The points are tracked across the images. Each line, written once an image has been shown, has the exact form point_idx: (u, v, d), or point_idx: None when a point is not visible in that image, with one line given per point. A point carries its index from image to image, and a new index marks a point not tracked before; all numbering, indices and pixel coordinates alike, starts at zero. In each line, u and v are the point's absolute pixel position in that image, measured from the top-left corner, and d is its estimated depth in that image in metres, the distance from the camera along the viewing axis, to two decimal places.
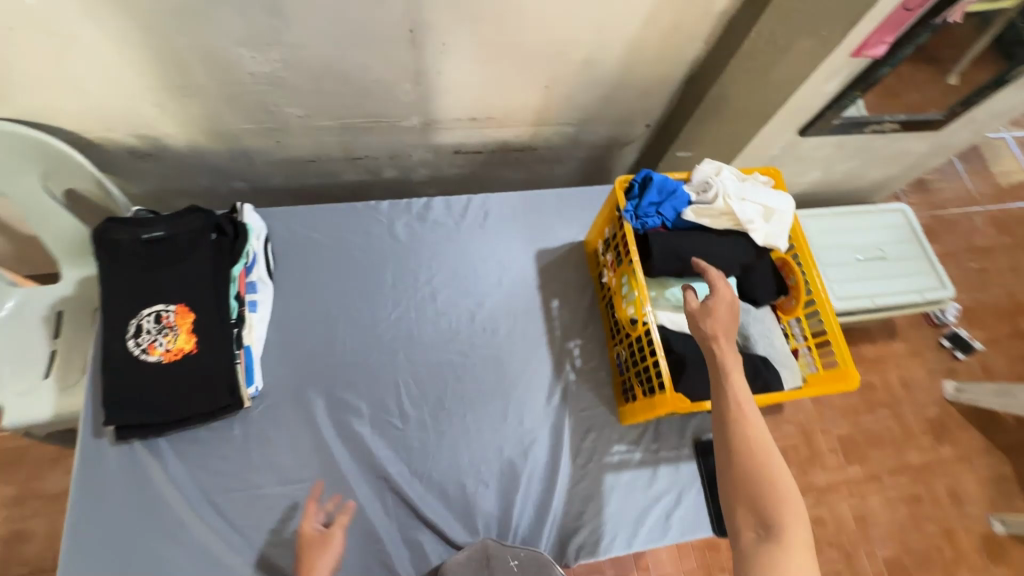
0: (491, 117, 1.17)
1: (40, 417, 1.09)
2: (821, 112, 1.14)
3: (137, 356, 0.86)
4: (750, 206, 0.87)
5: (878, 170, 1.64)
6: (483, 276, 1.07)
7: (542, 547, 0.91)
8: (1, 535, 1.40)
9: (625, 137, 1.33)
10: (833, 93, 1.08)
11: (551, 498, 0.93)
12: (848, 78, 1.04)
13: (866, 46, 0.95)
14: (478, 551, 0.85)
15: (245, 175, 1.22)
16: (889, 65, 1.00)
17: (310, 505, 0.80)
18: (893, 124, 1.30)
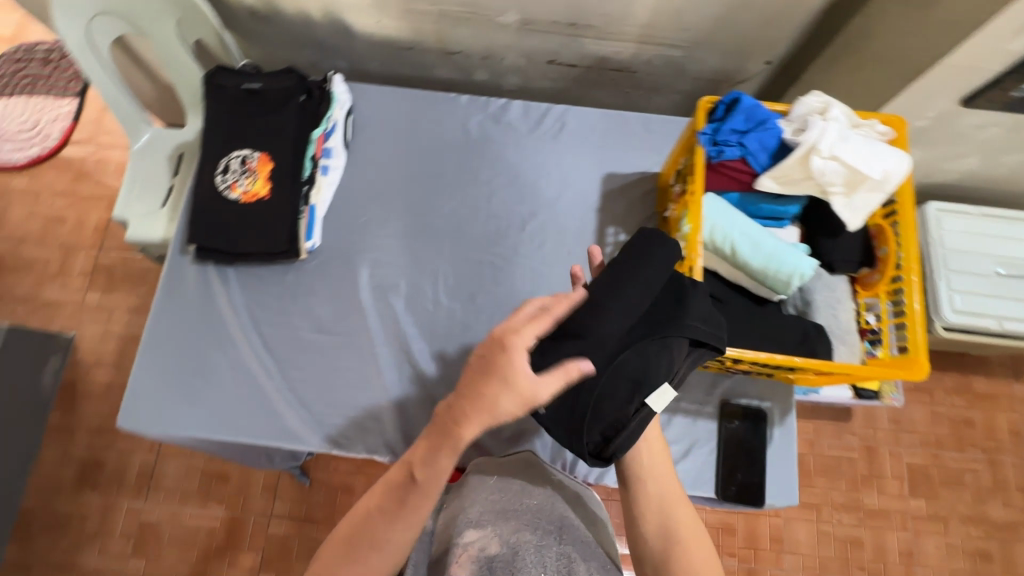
0: (592, 25, 1.10)
1: (153, 238, 1.29)
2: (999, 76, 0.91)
3: (221, 191, 0.96)
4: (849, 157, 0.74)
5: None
6: (543, 186, 1.05)
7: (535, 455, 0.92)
8: (123, 334, 1.71)
9: (738, 73, 1.19)
10: (1019, 55, 0.84)
11: None
12: None
13: None
14: (521, 459, 0.88)
15: (346, 54, 1.27)
16: None
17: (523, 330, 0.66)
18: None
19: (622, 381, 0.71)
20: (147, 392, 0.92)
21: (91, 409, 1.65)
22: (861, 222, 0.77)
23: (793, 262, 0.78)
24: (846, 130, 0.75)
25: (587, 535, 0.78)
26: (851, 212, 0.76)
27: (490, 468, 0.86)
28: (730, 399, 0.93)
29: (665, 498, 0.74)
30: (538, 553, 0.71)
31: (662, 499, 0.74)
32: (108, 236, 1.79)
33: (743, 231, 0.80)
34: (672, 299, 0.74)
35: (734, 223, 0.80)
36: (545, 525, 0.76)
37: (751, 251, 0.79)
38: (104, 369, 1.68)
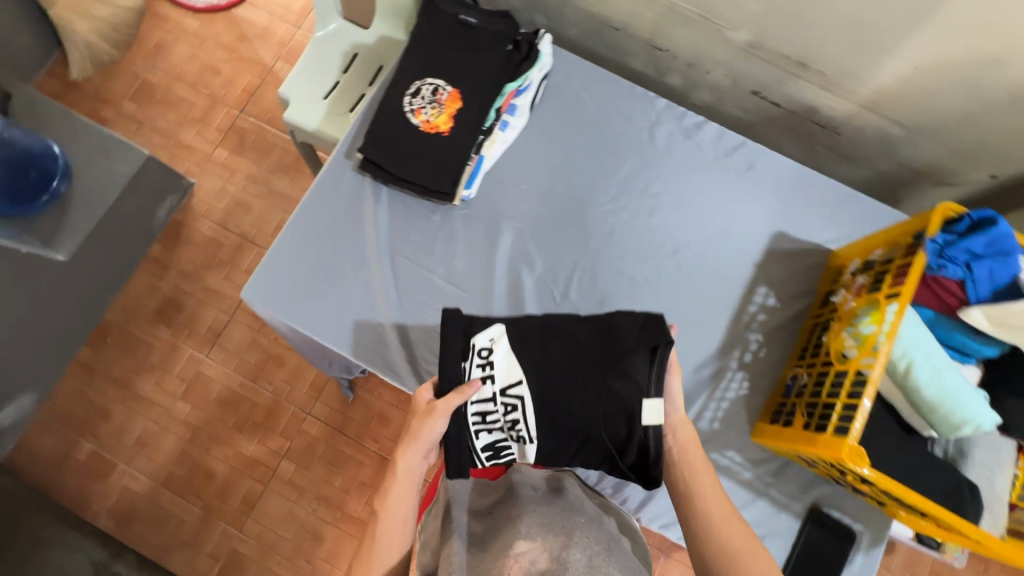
0: (824, 72, 1.01)
1: (307, 126, 1.31)
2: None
3: (405, 113, 0.95)
4: None
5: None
6: (708, 220, 0.99)
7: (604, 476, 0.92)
8: (235, 196, 1.78)
9: (950, 174, 1.08)
10: None
11: None
12: None
13: None
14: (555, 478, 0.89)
15: (550, 12, 1.23)
16: None
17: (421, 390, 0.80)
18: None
19: (614, 415, 0.74)
20: (277, 275, 0.95)
21: (187, 255, 1.75)
22: None
23: (971, 410, 0.71)
24: None
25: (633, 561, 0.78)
26: None
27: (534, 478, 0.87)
28: (822, 505, 0.88)
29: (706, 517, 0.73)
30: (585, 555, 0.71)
31: (705, 520, 0.73)
32: (251, 102, 1.85)
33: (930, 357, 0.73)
34: (603, 344, 0.76)
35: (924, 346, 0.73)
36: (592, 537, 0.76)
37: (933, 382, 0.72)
38: (209, 223, 1.76)
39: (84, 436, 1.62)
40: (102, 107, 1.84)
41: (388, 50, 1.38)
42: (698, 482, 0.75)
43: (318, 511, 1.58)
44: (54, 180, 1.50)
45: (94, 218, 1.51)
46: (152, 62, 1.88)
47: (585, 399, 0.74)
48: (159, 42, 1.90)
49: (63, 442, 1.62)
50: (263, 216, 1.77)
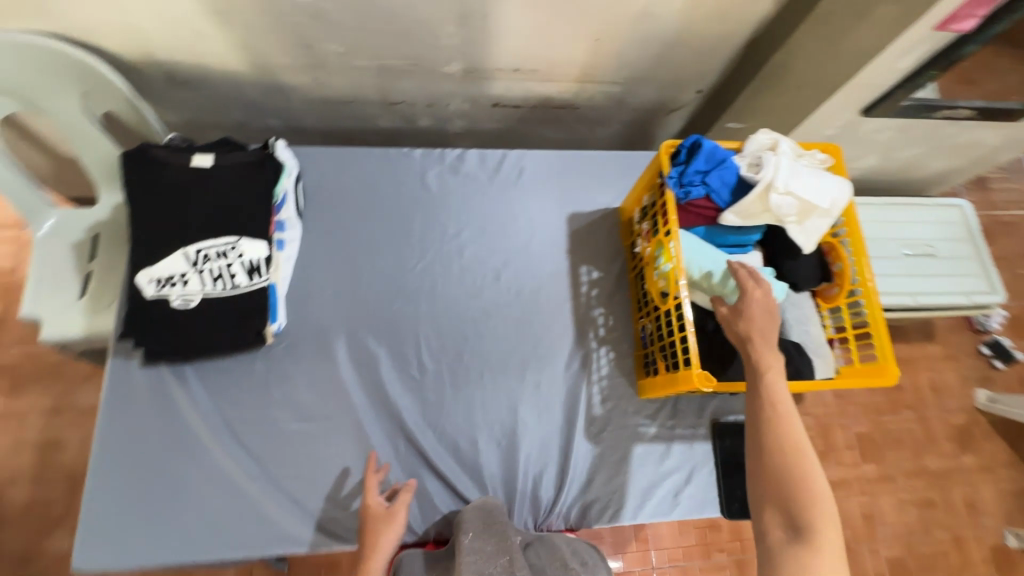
0: (535, 69, 1.12)
1: (73, 336, 1.13)
2: (889, 90, 1.00)
3: (159, 300, 0.85)
4: (793, 197, 0.80)
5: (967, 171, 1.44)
6: (511, 235, 1.05)
7: (517, 510, 0.91)
8: (40, 439, 1.49)
9: (672, 102, 1.26)
10: (908, 69, 0.94)
11: (569, 475, 0.92)
12: (926, 54, 0.90)
13: (953, 20, 0.83)
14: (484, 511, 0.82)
15: (279, 111, 1.20)
16: (977, 43, 0.86)
17: (370, 478, 0.85)
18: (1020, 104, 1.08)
19: None
20: (112, 521, 0.81)
21: (12, 534, 1.43)
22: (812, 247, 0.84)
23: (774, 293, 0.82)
24: (794, 164, 0.82)
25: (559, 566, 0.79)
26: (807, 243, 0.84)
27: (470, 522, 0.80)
28: (720, 418, 0.97)
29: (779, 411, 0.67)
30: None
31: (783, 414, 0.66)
32: (6, 331, 1.56)
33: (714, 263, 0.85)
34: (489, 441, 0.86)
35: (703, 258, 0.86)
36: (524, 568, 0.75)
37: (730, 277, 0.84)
38: (21, 484, 1.46)
39: None
40: None
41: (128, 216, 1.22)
42: (772, 385, 0.69)
43: None
44: None
45: None
46: None
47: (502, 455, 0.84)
48: None
49: None
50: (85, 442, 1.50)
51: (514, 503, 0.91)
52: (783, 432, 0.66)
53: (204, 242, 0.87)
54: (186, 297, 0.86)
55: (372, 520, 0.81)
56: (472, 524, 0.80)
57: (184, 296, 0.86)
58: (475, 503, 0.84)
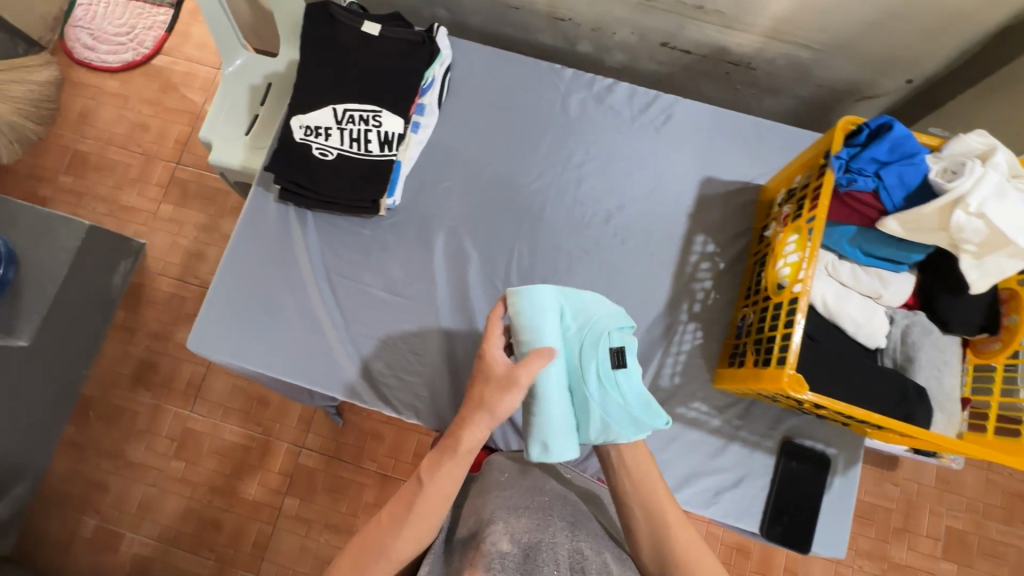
0: (720, 11, 1.00)
1: (232, 164, 1.30)
2: None
3: (301, 145, 0.94)
4: (986, 223, 0.66)
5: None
6: (635, 180, 0.99)
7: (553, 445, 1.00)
8: (189, 248, 1.77)
9: (869, 87, 1.08)
10: None
11: None
12: None
13: None
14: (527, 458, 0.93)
15: (450, 4, 1.22)
16: None
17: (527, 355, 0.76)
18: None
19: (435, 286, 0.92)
20: (222, 325, 0.95)
21: (152, 315, 1.74)
22: (980, 289, 0.71)
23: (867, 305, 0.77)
24: (1004, 184, 0.67)
25: (600, 531, 0.82)
26: (977, 282, 0.70)
27: (503, 466, 0.91)
28: (794, 437, 0.88)
29: (626, 460, 0.81)
30: (558, 548, 0.73)
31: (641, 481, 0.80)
32: (186, 151, 1.84)
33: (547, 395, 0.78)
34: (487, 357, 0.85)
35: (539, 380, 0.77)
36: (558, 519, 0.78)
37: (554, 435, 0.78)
38: (169, 279, 1.75)
39: (84, 512, 1.62)
40: (39, 186, 1.82)
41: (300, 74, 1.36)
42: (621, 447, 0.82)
43: (329, 540, 1.58)
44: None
45: (47, 296, 1.50)
46: (80, 131, 1.86)
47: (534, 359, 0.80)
48: (82, 110, 1.88)
49: (65, 524, 1.61)
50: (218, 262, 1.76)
51: None
52: (631, 478, 0.81)
53: (352, 106, 0.94)
54: (325, 150, 0.93)
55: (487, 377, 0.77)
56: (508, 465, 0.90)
57: (323, 147, 0.93)
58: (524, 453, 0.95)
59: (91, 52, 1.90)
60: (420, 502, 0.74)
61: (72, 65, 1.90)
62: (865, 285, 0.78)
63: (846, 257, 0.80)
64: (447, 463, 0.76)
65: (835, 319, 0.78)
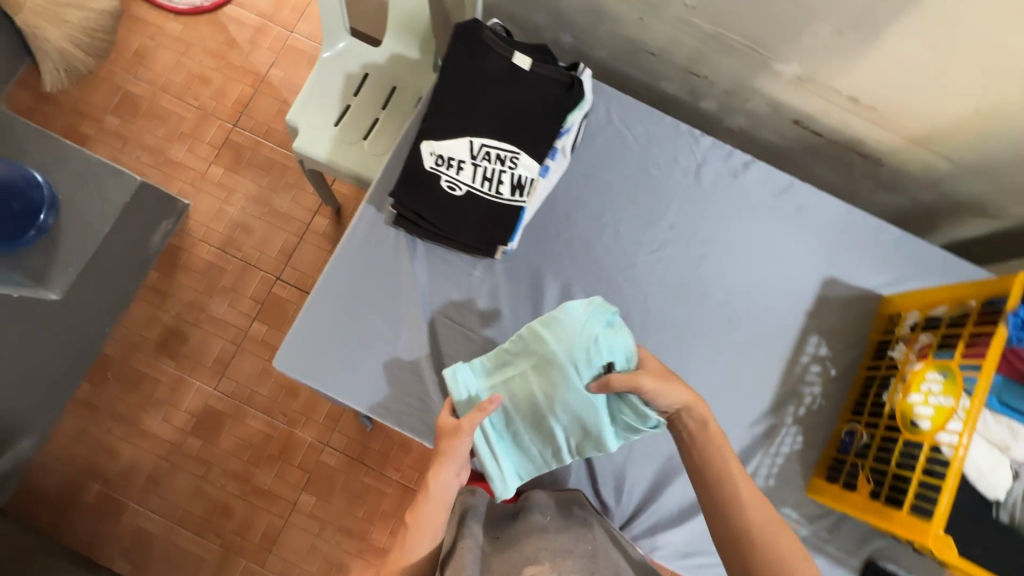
0: (875, 108, 0.97)
1: (317, 156, 1.22)
2: None
3: (430, 174, 0.87)
4: None
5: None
6: (756, 266, 0.96)
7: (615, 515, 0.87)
8: (235, 218, 1.68)
9: (994, 208, 1.06)
10: None
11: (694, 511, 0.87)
12: None
13: None
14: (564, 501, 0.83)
15: (579, 33, 1.15)
16: None
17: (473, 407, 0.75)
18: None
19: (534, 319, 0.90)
20: (314, 342, 0.89)
21: (187, 282, 1.65)
22: None
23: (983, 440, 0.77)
24: None
25: None
26: None
27: (543, 505, 0.81)
28: (878, 559, 0.88)
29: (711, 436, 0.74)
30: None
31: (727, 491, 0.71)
32: (246, 114, 1.73)
33: (531, 418, 0.79)
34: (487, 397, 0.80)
35: (487, 433, 0.79)
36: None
37: (558, 447, 0.80)
38: (209, 247, 1.66)
39: (90, 476, 1.55)
40: (82, 122, 1.70)
41: (400, 70, 1.28)
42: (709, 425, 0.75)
43: (340, 543, 1.55)
44: (41, 212, 1.39)
45: (88, 251, 1.41)
46: (134, 71, 1.74)
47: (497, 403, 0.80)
48: (139, 49, 1.75)
49: (67, 484, 1.55)
50: (264, 239, 1.67)
51: (639, 514, 0.87)
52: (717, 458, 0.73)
53: (488, 141, 0.88)
54: (454, 184, 0.87)
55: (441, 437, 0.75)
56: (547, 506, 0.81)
57: (452, 181, 0.87)
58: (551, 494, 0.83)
59: None
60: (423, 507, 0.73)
61: None
62: (995, 433, 0.77)
63: None
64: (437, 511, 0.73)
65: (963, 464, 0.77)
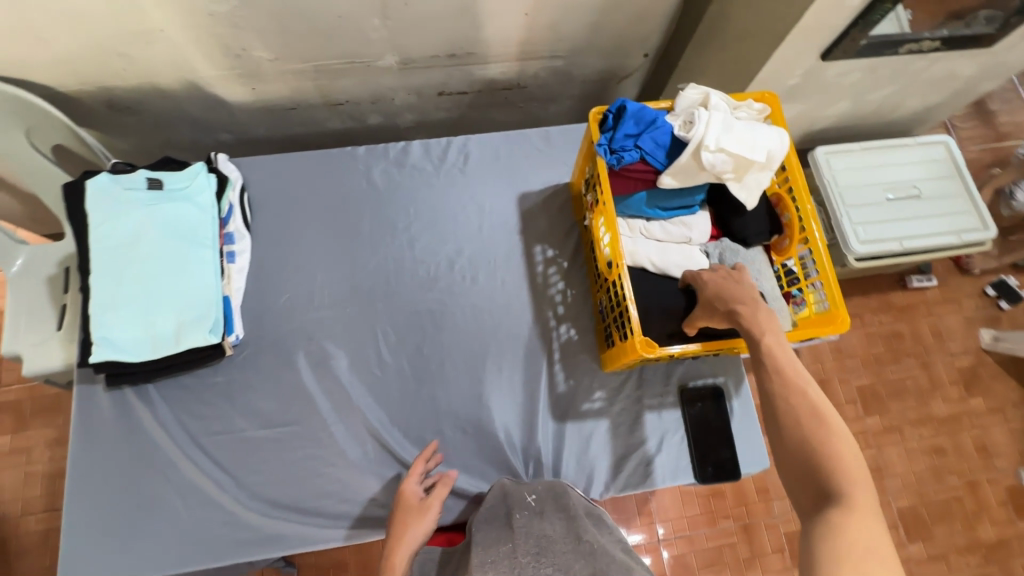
0: (472, 52, 1.10)
1: (56, 367, 1.14)
2: (845, 31, 0.99)
3: (107, 329, 0.84)
4: (727, 154, 0.78)
5: (948, 103, 1.45)
6: (462, 222, 1.04)
7: (459, 491, 0.91)
8: (48, 472, 1.52)
9: (622, 69, 1.24)
10: (858, 9, 0.93)
11: (527, 443, 0.93)
12: None
13: None
14: (497, 494, 0.87)
15: (230, 126, 1.21)
16: None
17: (415, 465, 0.87)
18: (987, 30, 1.10)
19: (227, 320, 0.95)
20: (91, 543, 0.84)
21: (29, 565, 1.45)
22: (752, 203, 0.83)
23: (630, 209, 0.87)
24: (728, 118, 0.80)
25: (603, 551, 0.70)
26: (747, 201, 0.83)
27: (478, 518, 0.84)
28: (688, 384, 0.96)
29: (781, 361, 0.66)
30: None
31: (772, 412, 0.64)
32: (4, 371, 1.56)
33: (171, 294, 0.87)
34: (138, 320, 0.85)
35: (163, 321, 0.86)
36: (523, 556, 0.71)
37: (217, 272, 0.91)
38: (35, 517, 1.48)
39: None
40: None
41: None
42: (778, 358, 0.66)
43: None
44: None
45: None
46: None
47: (138, 313, 0.85)
48: None
49: None
50: None
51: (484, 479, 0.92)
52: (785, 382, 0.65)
53: (148, 268, 0.87)
54: (136, 324, 0.85)
55: (404, 508, 0.84)
56: (489, 513, 0.83)
57: None
58: (487, 500, 0.86)
59: None
60: None
61: None
62: (676, 234, 0.88)
63: (652, 218, 0.89)
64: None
65: (651, 266, 0.88)
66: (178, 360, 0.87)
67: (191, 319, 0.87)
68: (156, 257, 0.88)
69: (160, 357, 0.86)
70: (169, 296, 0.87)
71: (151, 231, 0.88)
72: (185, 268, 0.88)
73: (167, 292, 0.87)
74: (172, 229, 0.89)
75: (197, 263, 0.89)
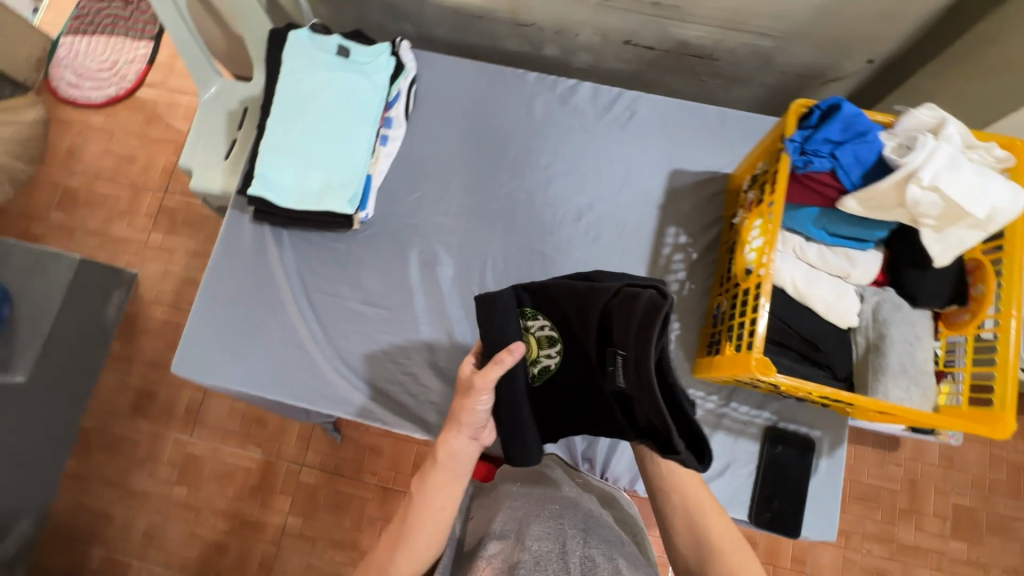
0: (678, 6, 1.02)
1: (213, 188, 1.29)
2: None
3: (267, 169, 0.93)
4: (939, 196, 0.67)
5: None
6: (603, 178, 1.00)
7: None
8: (178, 278, 1.77)
9: (833, 70, 1.09)
10: None
11: None
12: None
13: None
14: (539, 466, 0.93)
15: (417, 19, 1.24)
16: None
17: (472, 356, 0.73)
18: None
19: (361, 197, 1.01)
20: (201, 343, 0.96)
21: (148, 343, 1.72)
22: (945, 262, 0.71)
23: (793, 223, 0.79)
24: (958, 155, 0.67)
25: (616, 536, 0.79)
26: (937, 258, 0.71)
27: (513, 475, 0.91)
28: (777, 423, 0.88)
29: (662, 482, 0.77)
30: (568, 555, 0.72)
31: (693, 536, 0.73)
32: (173, 180, 1.81)
33: (326, 156, 0.93)
34: (294, 170, 0.93)
35: (313, 179, 0.93)
36: (568, 525, 0.76)
37: (369, 151, 0.96)
38: (161, 307, 1.74)
39: (90, 544, 1.60)
40: (30, 224, 1.79)
41: None
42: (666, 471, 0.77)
43: (333, 556, 1.56)
44: None
45: (42, 331, 1.46)
46: (69, 166, 1.83)
47: (296, 163, 0.93)
48: (70, 146, 1.84)
49: (74, 556, 1.59)
50: None
51: None
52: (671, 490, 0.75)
53: (315, 126, 0.94)
54: (291, 172, 0.93)
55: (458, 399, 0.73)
56: (519, 476, 0.90)
57: None
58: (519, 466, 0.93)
59: (76, 90, 1.85)
60: (415, 514, 0.74)
61: (57, 102, 1.86)
62: (833, 264, 0.79)
63: (813, 239, 0.80)
64: (435, 477, 0.75)
65: (793, 289, 0.79)
66: (317, 217, 0.95)
67: (335, 185, 0.93)
68: (323, 118, 0.94)
69: (303, 210, 0.94)
70: (325, 157, 0.93)
71: (327, 94, 0.94)
72: (345, 137, 0.94)
73: (323, 154, 0.93)
74: (344, 97, 0.95)
75: (355, 135, 0.94)
